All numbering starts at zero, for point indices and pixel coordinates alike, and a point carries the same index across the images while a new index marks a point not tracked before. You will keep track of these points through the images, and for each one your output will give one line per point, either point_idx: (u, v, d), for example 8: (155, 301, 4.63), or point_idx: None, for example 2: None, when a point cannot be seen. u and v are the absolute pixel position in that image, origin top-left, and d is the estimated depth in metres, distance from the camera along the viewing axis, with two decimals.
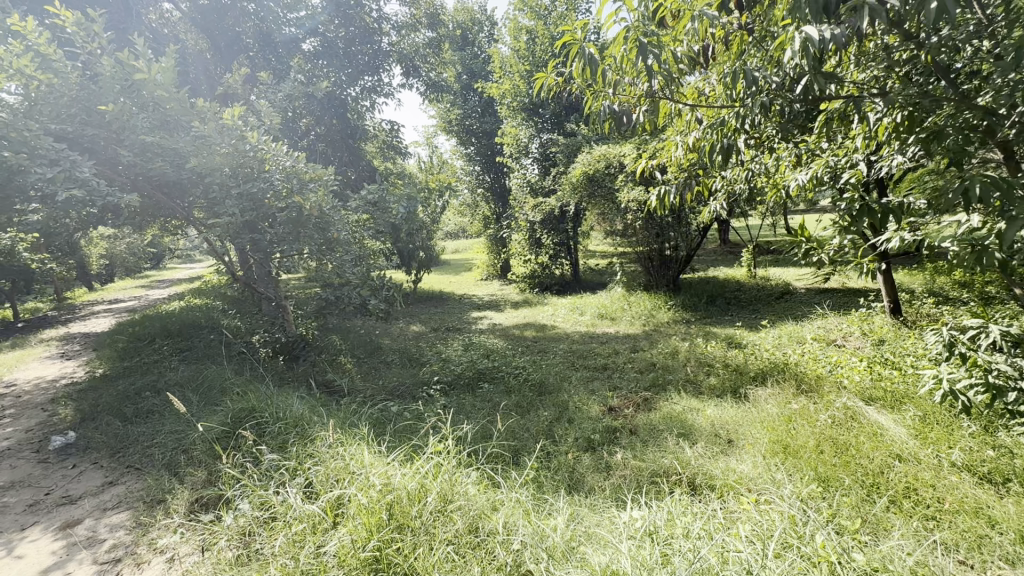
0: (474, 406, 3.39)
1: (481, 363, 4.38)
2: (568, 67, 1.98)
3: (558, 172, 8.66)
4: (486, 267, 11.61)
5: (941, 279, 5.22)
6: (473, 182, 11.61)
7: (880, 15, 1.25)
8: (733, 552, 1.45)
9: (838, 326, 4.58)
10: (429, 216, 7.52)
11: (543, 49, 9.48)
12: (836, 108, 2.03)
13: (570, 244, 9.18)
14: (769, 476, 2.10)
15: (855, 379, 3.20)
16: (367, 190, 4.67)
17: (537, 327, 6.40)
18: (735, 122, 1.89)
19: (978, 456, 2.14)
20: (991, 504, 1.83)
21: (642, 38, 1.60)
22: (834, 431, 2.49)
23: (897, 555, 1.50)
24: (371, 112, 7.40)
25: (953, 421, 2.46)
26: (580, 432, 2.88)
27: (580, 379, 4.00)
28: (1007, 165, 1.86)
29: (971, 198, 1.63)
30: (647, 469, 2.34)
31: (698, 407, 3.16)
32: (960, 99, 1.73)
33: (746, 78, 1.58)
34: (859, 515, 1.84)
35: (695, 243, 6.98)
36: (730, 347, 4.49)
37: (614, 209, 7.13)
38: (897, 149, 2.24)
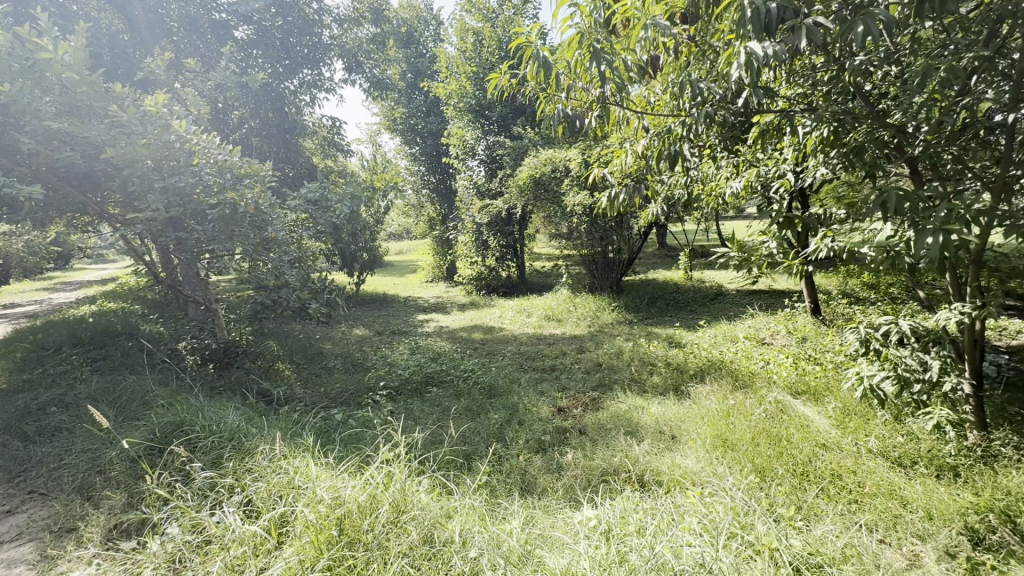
0: (423, 412, 3.31)
1: (429, 366, 4.30)
2: (523, 69, 1.96)
3: (505, 174, 8.71)
4: (431, 269, 11.45)
5: (853, 281, 5.72)
6: (417, 183, 11.42)
7: (816, 36, 1.34)
8: (685, 546, 1.49)
9: (767, 325, 4.90)
10: (374, 216, 7.30)
11: (490, 52, 9.49)
12: (770, 122, 2.17)
13: (516, 246, 9.24)
14: (711, 470, 2.21)
15: (783, 374, 3.44)
16: (307, 188, 4.45)
17: (485, 329, 6.38)
18: (682, 130, 1.98)
19: (890, 442, 2.36)
20: (902, 486, 2.02)
21: (596, 45, 1.62)
22: (767, 424, 2.65)
23: (829, 539, 1.61)
24: (311, 107, 7.08)
25: (868, 411, 2.70)
26: (531, 433, 2.89)
27: (529, 381, 4.01)
28: (914, 179, 2.06)
29: (888, 208, 1.78)
30: (598, 467, 2.38)
31: (643, 405, 3.26)
32: (877, 118, 1.89)
33: (693, 88, 1.65)
34: (793, 502, 1.97)
35: (636, 246, 7.24)
36: (671, 346, 4.69)
37: (559, 212, 7.25)
38: (821, 162, 2.42)
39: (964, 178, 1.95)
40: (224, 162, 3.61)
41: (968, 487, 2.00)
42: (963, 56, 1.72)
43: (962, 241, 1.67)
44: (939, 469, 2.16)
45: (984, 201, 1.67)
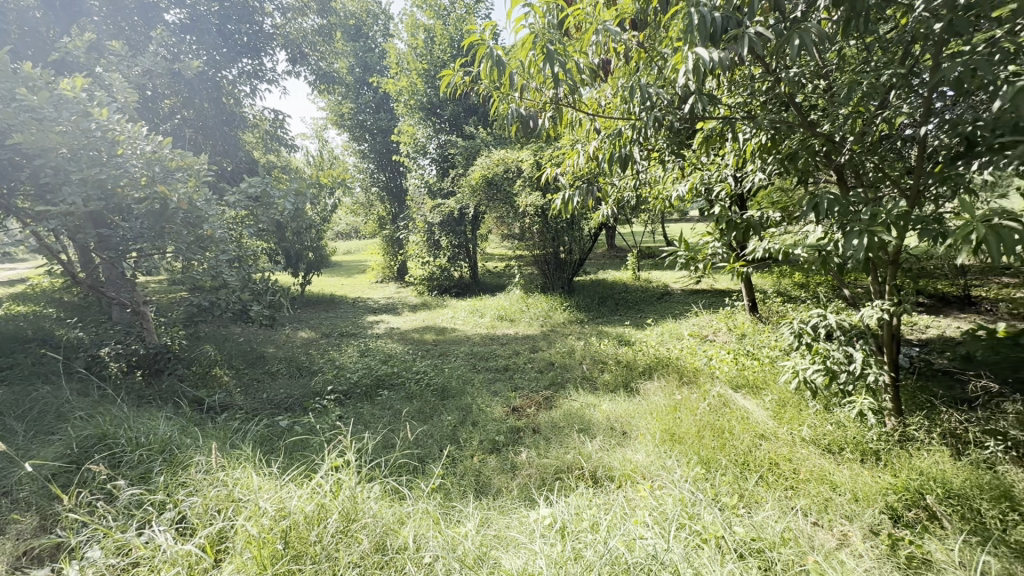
0: (373, 416, 3.22)
1: (380, 368, 4.19)
2: (476, 66, 1.93)
3: (457, 174, 8.64)
4: (381, 269, 11.18)
5: (785, 281, 6.10)
6: (366, 180, 11.12)
7: (757, 46, 1.40)
8: (638, 539, 1.52)
9: (709, 323, 5.14)
10: (320, 214, 7.03)
11: (442, 50, 9.37)
12: (714, 128, 2.26)
13: (468, 246, 9.19)
14: (660, 463, 2.28)
15: (725, 369, 3.62)
16: (247, 182, 4.20)
17: (437, 330, 6.29)
18: (632, 134, 2.02)
19: (820, 431, 2.53)
20: (832, 471, 2.16)
21: (549, 46, 1.63)
22: (711, 417, 2.77)
23: (769, 524, 1.70)
24: (251, 98, 6.72)
25: (802, 402, 2.88)
26: (484, 434, 2.88)
27: (482, 381, 3.99)
28: (841, 186, 2.21)
29: (820, 212, 1.91)
30: (552, 466, 2.41)
31: (595, 402, 3.33)
32: (808, 128, 2.01)
33: (643, 93, 1.69)
34: (736, 491, 2.06)
35: (587, 247, 7.39)
36: (621, 344, 4.81)
37: (512, 213, 7.28)
38: (758, 168, 2.55)
39: (883, 185, 2.12)
40: (152, 153, 3.33)
41: (888, 469, 2.18)
42: (882, 72, 1.87)
43: (884, 243, 1.81)
44: (863, 454, 2.34)
45: (901, 207, 1.82)
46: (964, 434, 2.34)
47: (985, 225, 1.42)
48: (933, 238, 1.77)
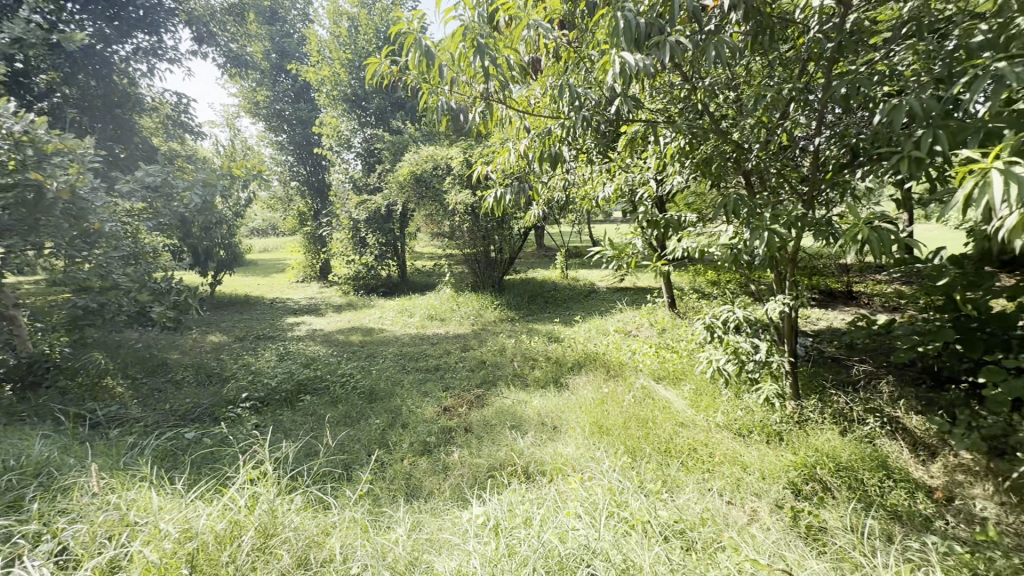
0: (293, 424, 3.02)
1: (301, 372, 3.96)
2: (404, 56, 1.86)
3: (384, 169, 8.40)
4: (302, 268, 10.57)
5: (700, 279, 6.54)
6: (284, 173, 10.47)
7: (677, 52, 1.47)
8: (570, 530, 1.54)
9: (633, 319, 5.39)
10: (232, 209, 6.50)
11: (367, 40, 9.02)
12: (638, 131, 2.35)
13: (397, 245, 8.94)
14: (589, 455, 2.35)
15: (647, 362, 3.80)
16: (143, 170, 3.77)
17: (364, 330, 6.06)
18: (560, 133, 2.04)
19: (732, 417, 2.73)
20: (742, 453, 2.34)
21: (479, 39, 1.61)
22: (636, 408, 2.90)
23: (689, 506, 1.80)
24: (149, 79, 6.06)
25: (716, 390, 3.09)
26: (415, 436, 2.81)
27: (412, 382, 3.89)
28: (750, 189, 2.38)
29: (730, 213, 2.05)
30: (484, 464, 2.39)
31: (526, 399, 3.36)
32: (721, 134, 2.16)
33: (572, 92, 1.72)
34: (659, 477, 2.16)
35: (517, 246, 7.48)
36: (550, 341, 4.91)
37: (441, 211, 7.17)
38: (676, 171, 2.68)
39: (784, 190, 2.32)
40: (21, 133, 2.79)
41: (789, 448, 2.39)
42: (782, 86, 2.05)
43: (784, 243, 1.98)
44: (768, 435, 2.55)
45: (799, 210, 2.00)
46: (849, 413, 2.64)
47: (866, 226, 1.60)
48: (825, 238, 1.98)
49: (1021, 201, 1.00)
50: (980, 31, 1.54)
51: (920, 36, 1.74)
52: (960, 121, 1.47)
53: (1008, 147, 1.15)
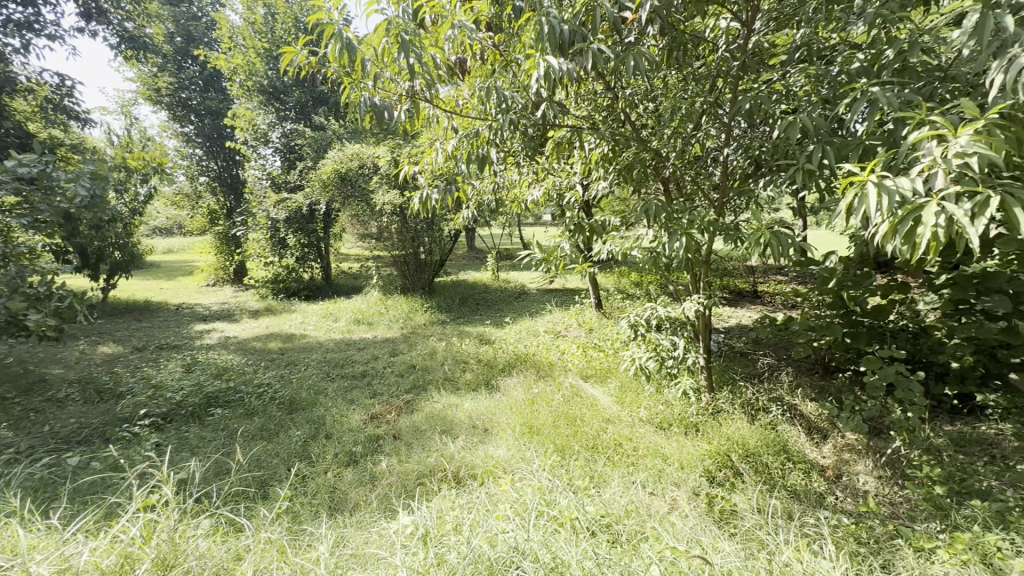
0: (201, 441, 2.77)
1: (212, 384, 3.64)
2: (323, 47, 1.76)
3: (306, 167, 7.99)
4: (213, 270, 9.79)
5: (624, 280, 6.84)
6: (191, 168, 9.60)
7: (599, 61, 1.52)
8: (500, 534, 1.54)
9: (562, 320, 5.51)
10: (129, 205, 5.86)
11: (285, 30, 8.51)
12: (564, 136, 2.40)
13: (320, 246, 8.53)
14: (520, 455, 2.36)
15: (576, 362, 3.90)
16: (16, 159, 3.28)
17: (284, 337, 5.70)
18: (488, 134, 2.04)
19: (654, 411, 2.86)
20: (663, 445, 2.46)
21: (404, 35, 1.57)
22: (565, 407, 2.96)
23: (615, 500, 1.86)
24: (23, 56, 5.31)
25: (639, 387, 3.24)
26: (340, 446, 2.69)
27: (337, 390, 3.71)
28: (668, 195, 2.50)
29: (650, 217, 2.15)
30: (414, 471, 2.33)
31: (457, 402, 3.32)
32: (641, 142, 2.26)
33: (499, 94, 1.72)
34: (587, 473, 2.22)
35: (447, 248, 7.45)
36: (481, 343, 4.90)
37: (368, 211, 6.94)
38: (601, 176, 2.77)
39: (698, 197, 2.48)
40: None
41: (704, 438, 2.55)
42: (695, 99, 2.19)
43: (697, 246, 2.11)
44: (686, 427, 2.70)
45: (710, 215, 2.13)
46: (755, 403, 2.87)
47: (767, 231, 1.75)
48: (734, 242, 2.13)
49: (891, 210, 1.13)
50: (858, 58, 1.74)
51: (811, 60, 1.93)
52: (843, 138, 1.64)
53: (882, 163, 1.30)
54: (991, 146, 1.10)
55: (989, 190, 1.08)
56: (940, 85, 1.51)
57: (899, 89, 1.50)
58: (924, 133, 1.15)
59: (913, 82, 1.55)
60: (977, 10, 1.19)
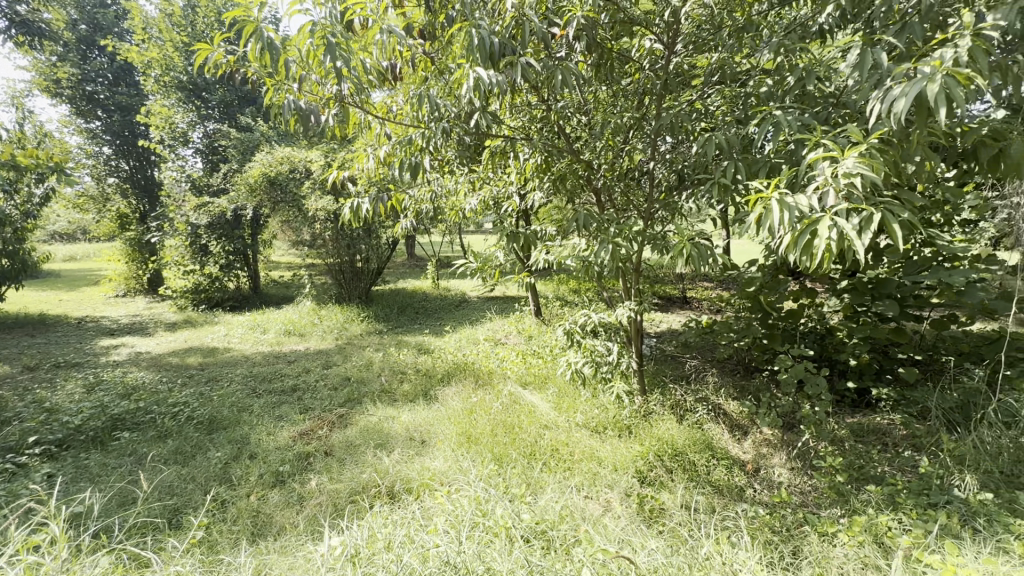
0: (103, 469, 2.51)
1: (118, 405, 3.31)
2: (242, 45, 1.66)
3: (231, 169, 7.56)
4: (123, 280, 8.95)
5: (562, 287, 6.98)
6: (98, 168, 8.73)
7: (528, 74, 1.55)
8: (432, 548, 1.50)
9: (502, 327, 5.54)
10: (19, 207, 5.24)
11: (207, 23, 8.01)
12: (499, 146, 2.42)
13: (247, 253, 8.04)
14: (457, 466, 2.32)
15: (515, 369, 3.93)
16: None
17: (204, 351, 5.30)
18: (421, 142, 2.01)
19: (590, 417, 2.93)
20: (598, 449, 2.53)
21: (330, 37, 1.51)
22: (503, 415, 2.97)
23: (550, 506, 1.87)
24: None
25: (575, 392, 3.31)
26: (266, 466, 2.53)
27: (264, 407, 3.49)
28: (601, 205, 2.58)
29: (582, 226, 2.21)
30: (345, 489, 2.23)
31: (394, 415, 3.23)
32: (573, 154, 2.33)
33: (430, 102, 1.71)
34: (524, 480, 2.22)
35: (385, 256, 7.27)
36: (420, 352, 4.82)
37: (300, 217, 6.65)
38: (537, 187, 2.81)
39: (627, 208, 2.57)
40: None
41: (637, 440, 2.64)
42: (623, 116, 2.28)
43: (627, 254, 2.18)
44: (620, 430, 2.79)
45: (639, 226, 2.22)
46: (684, 404, 3.01)
47: (689, 242, 1.86)
48: (661, 251, 2.23)
49: (791, 224, 1.23)
50: (767, 84, 1.89)
51: (726, 83, 2.07)
52: (754, 156, 1.77)
53: (785, 180, 1.41)
54: (872, 168, 1.23)
55: (870, 207, 1.21)
56: (833, 110, 1.67)
57: (800, 113, 1.65)
58: (817, 156, 1.27)
59: (811, 107, 1.71)
60: (857, 47, 1.33)
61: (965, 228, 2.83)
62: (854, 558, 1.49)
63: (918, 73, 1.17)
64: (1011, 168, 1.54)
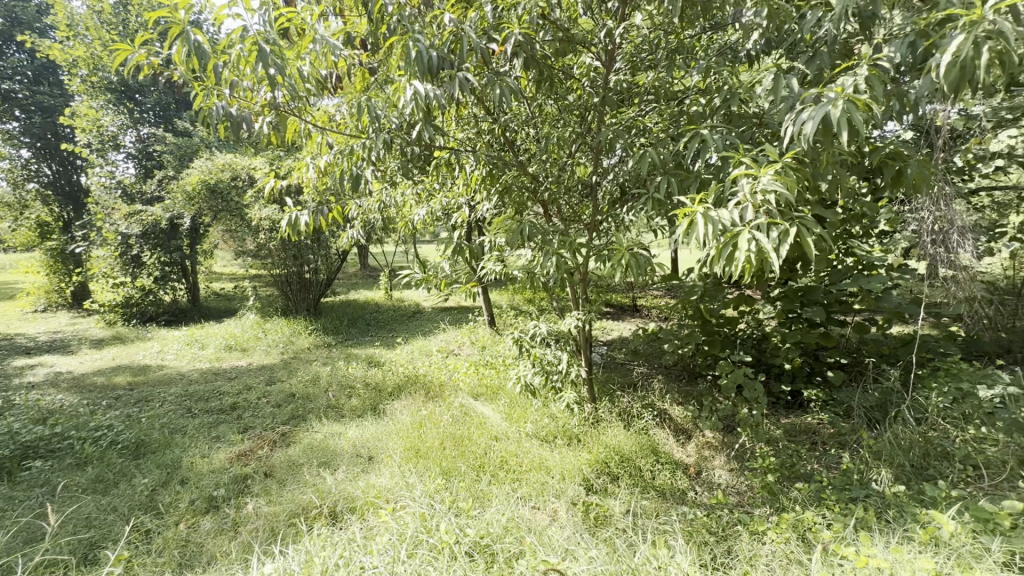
0: (8, 503, 2.28)
1: (29, 431, 3.03)
2: (167, 48, 1.58)
3: (167, 176, 7.18)
4: (43, 293, 8.19)
5: (516, 297, 7.01)
6: (14, 172, 8.01)
7: (466, 87, 1.56)
8: (370, 570, 1.45)
9: (455, 338, 5.50)
10: None
11: (140, 23, 7.61)
12: (446, 157, 2.42)
13: (186, 265, 7.59)
14: (403, 482, 2.27)
15: (466, 381, 3.90)
16: None
17: (135, 369, 4.95)
18: (363, 152, 1.97)
19: (540, 426, 2.94)
20: (548, 458, 2.54)
21: (262, 44, 1.47)
22: (453, 427, 2.93)
23: (496, 519, 1.86)
24: None
25: (526, 402, 3.32)
26: (197, 492, 2.37)
27: (199, 428, 3.29)
28: (548, 216, 2.62)
29: (527, 238, 2.23)
30: (283, 512, 2.13)
31: (340, 431, 3.13)
32: (518, 167, 2.36)
33: (370, 113, 1.69)
34: (471, 494, 2.20)
35: (334, 266, 7.07)
36: (370, 365, 4.71)
37: (243, 226, 6.39)
38: (485, 198, 2.82)
39: (573, 220, 2.63)
40: None
41: (585, 448, 2.67)
42: (566, 130, 2.34)
43: (571, 265, 2.23)
44: (569, 438, 2.82)
45: (582, 238, 2.28)
46: (631, 411, 3.08)
47: (628, 253, 1.92)
48: (604, 262, 2.29)
49: (716, 238, 1.30)
50: (699, 105, 2.00)
51: (661, 102, 2.17)
52: (686, 172, 1.85)
53: (712, 195, 1.48)
54: (787, 184, 1.32)
55: (785, 222, 1.29)
56: (757, 130, 1.78)
57: (726, 132, 1.74)
58: (738, 173, 1.34)
59: (737, 127, 1.82)
60: (770, 74, 1.44)
61: (881, 239, 3.06)
62: (780, 554, 1.56)
63: (824, 98, 1.27)
64: (910, 187, 1.69)
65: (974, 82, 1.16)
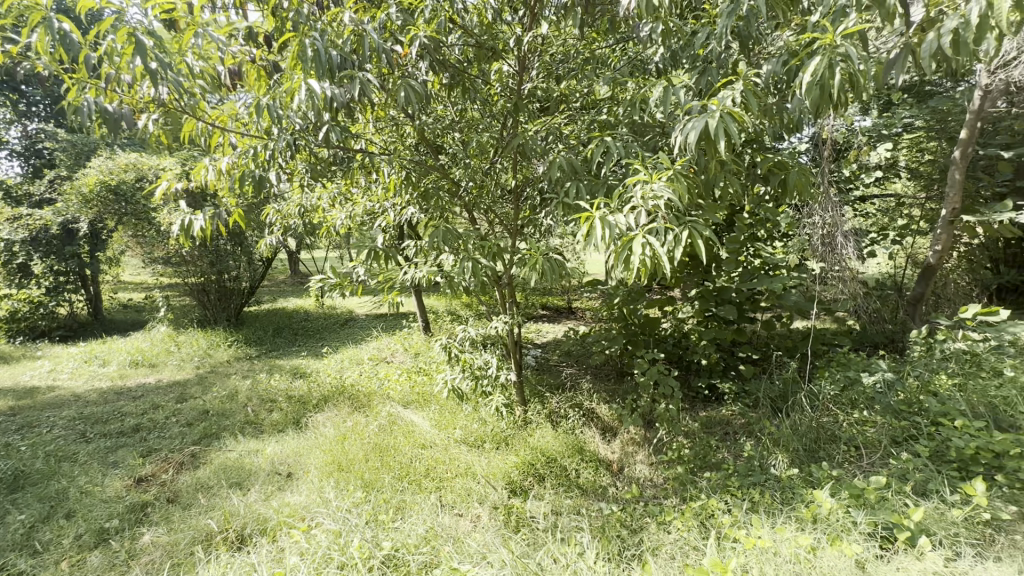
0: None
1: None
2: (24, 37, 1.43)
3: (60, 176, 6.51)
4: None
5: (454, 302, 6.94)
6: None
7: (367, 89, 1.53)
8: None
9: (388, 346, 5.36)
10: None
11: None
12: (363, 161, 2.36)
13: (85, 274, 6.88)
14: (320, 498, 2.17)
15: (397, 389, 3.81)
16: None
17: (18, 392, 4.41)
18: (266, 153, 1.88)
19: (470, 432, 2.93)
20: (475, 463, 2.53)
21: (137, 36, 1.36)
22: (378, 438, 2.84)
23: (413, 528, 1.83)
24: None
25: (456, 408, 3.28)
26: (85, 524, 2.15)
27: (93, 453, 2.99)
28: (471, 219, 2.60)
29: (446, 243, 2.22)
30: (184, 539, 1.98)
31: (258, 448, 2.95)
32: (437, 171, 2.34)
33: (267, 112, 1.61)
34: (391, 505, 2.14)
35: (257, 273, 6.68)
36: (296, 377, 4.48)
37: (151, 231, 5.90)
38: (406, 202, 2.77)
39: (497, 223, 2.63)
40: None
41: (512, 451, 2.69)
42: (485, 135, 2.35)
43: (491, 269, 2.22)
44: (497, 442, 2.83)
45: (504, 244, 2.28)
46: (559, 411, 3.14)
47: (543, 257, 1.95)
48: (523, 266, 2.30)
49: (613, 241, 1.35)
50: (609, 114, 2.08)
51: (575, 110, 2.23)
52: (597, 178, 1.91)
53: (615, 200, 1.53)
54: (678, 191, 1.40)
55: (678, 227, 1.36)
56: (659, 139, 1.88)
57: (630, 141, 1.82)
58: (633, 180, 1.40)
59: (642, 136, 1.90)
60: (662, 87, 1.53)
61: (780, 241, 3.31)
62: (682, 542, 1.65)
63: (707, 110, 1.35)
64: (794, 194, 1.84)
65: (830, 100, 1.28)
